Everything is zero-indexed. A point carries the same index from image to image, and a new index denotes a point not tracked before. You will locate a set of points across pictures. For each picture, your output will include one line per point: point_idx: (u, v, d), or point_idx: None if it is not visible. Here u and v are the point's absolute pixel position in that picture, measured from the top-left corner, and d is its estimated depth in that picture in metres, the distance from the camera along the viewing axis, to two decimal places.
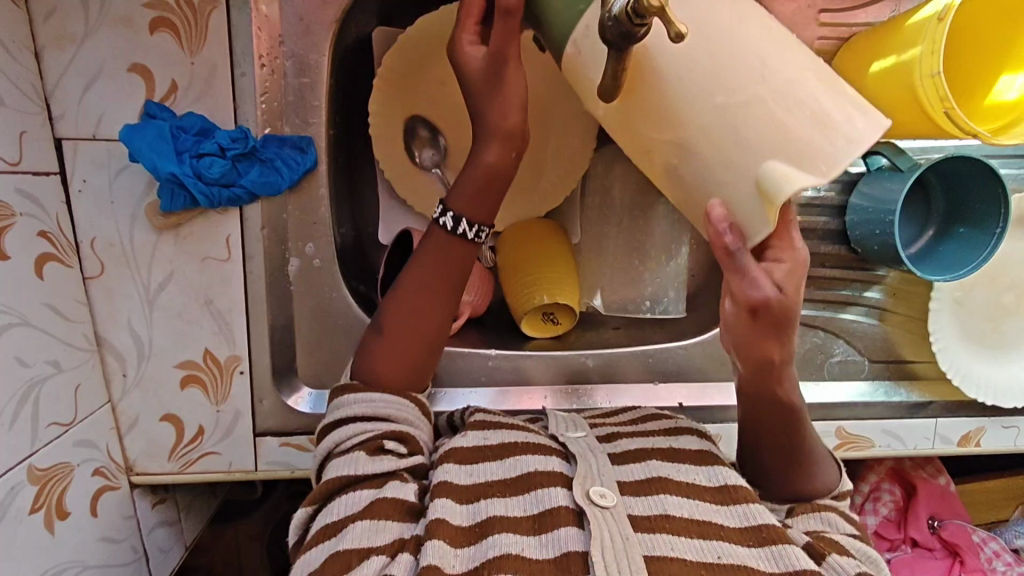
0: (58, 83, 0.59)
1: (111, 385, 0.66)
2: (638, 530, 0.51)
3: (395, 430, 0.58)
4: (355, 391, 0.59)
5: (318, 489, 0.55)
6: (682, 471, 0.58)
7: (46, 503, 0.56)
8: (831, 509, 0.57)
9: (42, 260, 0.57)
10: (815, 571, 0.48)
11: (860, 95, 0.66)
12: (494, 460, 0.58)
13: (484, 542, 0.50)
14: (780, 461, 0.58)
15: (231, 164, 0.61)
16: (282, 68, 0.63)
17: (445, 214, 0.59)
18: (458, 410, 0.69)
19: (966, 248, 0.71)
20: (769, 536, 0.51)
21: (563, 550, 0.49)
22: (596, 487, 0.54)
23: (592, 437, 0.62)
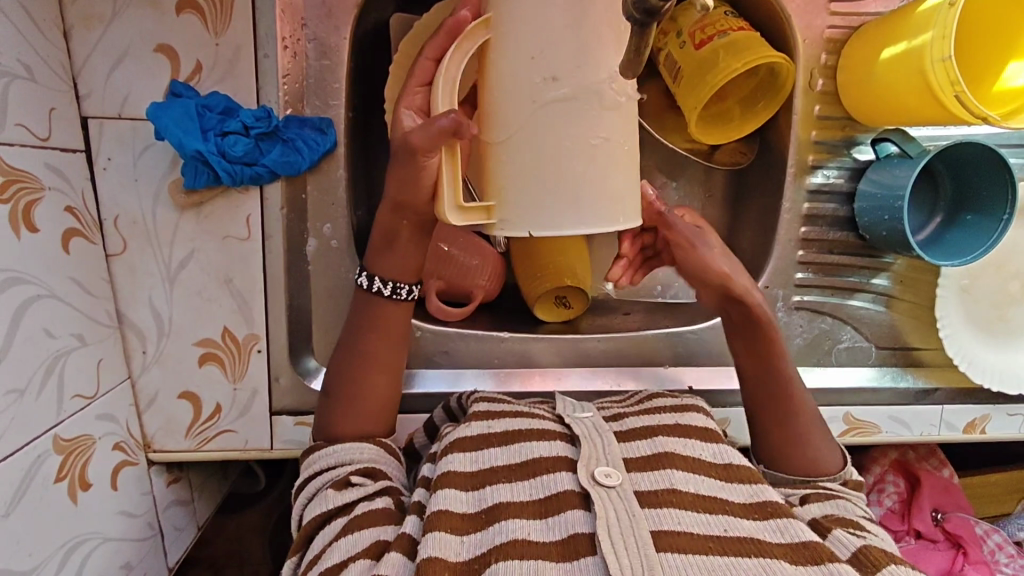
0: (85, 63, 0.60)
1: (130, 362, 0.67)
2: (646, 506, 0.53)
3: (362, 467, 0.59)
4: (322, 446, 0.61)
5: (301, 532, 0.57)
6: (688, 446, 0.59)
7: (70, 473, 0.57)
8: (843, 495, 0.61)
9: (68, 235, 0.58)
10: (817, 542, 0.51)
11: (870, 82, 0.67)
12: (498, 446, 0.59)
13: (491, 529, 0.52)
14: (786, 432, 0.65)
15: (254, 143, 0.62)
16: (304, 50, 0.64)
17: (361, 274, 0.61)
18: (464, 393, 0.69)
19: (974, 234, 0.72)
20: (773, 511, 0.54)
21: (570, 532, 0.52)
22: (601, 468, 0.56)
23: (599, 417, 0.63)
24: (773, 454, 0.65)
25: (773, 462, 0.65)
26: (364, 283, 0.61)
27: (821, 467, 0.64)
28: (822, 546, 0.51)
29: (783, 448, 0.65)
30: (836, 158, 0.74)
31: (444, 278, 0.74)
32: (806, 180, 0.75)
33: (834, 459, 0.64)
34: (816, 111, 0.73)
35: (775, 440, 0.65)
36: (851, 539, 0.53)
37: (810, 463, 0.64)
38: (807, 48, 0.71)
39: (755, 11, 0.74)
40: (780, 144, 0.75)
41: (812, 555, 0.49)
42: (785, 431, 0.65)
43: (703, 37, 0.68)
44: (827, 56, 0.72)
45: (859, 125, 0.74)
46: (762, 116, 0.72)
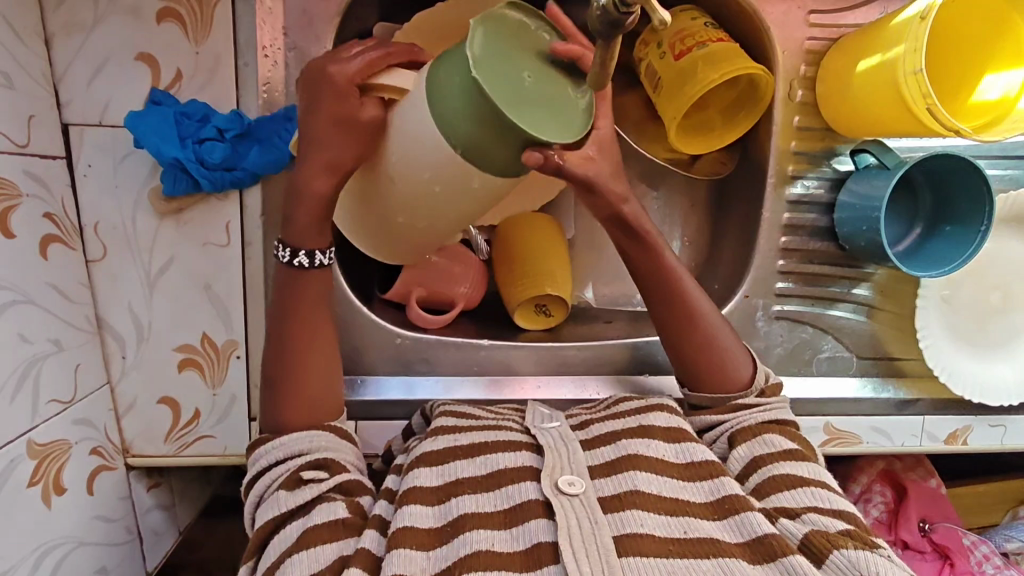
0: (66, 70, 0.61)
1: (110, 367, 0.67)
2: (609, 512, 0.54)
3: (315, 459, 0.59)
4: (266, 442, 0.61)
5: (254, 541, 0.57)
6: (652, 446, 0.60)
7: (44, 478, 0.57)
8: (769, 429, 0.62)
9: (47, 240, 0.59)
10: (776, 535, 0.52)
11: (848, 94, 0.67)
12: (464, 459, 0.60)
13: (456, 541, 0.53)
14: (707, 356, 0.66)
15: (231, 147, 0.63)
16: (284, 59, 0.65)
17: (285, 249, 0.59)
18: (434, 402, 0.70)
19: (953, 245, 0.72)
20: (732, 507, 0.55)
21: (533, 541, 0.53)
22: (565, 476, 0.57)
23: (565, 426, 0.64)
24: (694, 371, 0.67)
25: (691, 382, 0.68)
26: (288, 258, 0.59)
27: (734, 375, 0.66)
28: (780, 540, 0.52)
29: (702, 367, 0.67)
30: (816, 169, 0.75)
31: (425, 286, 0.75)
32: (785, 190, 0.75)
33: (746, 374, 0.67)
34: (796, 121, 0.73)
35: (696, 361, 0.67)
36: (796, 526, 0.54)
37: (725, 363, 0.66)
38: (786, 59, 0.72)
39: (735, 22, 0.74)
40: (760, 153, 0.76)
41: (772, 546, 0.51)
42: (688, 330, 0.66)
43: (682, 48, 0.68)
44: (806, 67, 0.72)
45: (839, 136, 0.74)
46: (742, 126, 0.73)
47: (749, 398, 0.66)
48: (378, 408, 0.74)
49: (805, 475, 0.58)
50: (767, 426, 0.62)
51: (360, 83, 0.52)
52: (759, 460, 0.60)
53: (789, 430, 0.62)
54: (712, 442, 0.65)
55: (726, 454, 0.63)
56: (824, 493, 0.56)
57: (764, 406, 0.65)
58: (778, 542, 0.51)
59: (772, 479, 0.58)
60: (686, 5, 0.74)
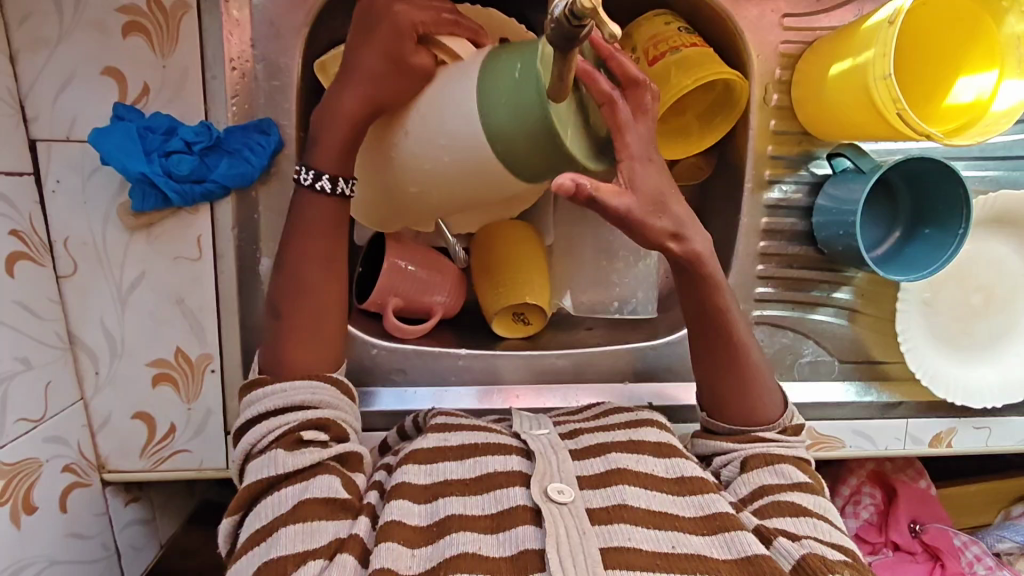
0: (32, 86, 0.61)
1: (83, 383, 0.67)
2: (596, 523, 0.54)
3: (316, 417, 0.59)
4: (266, 385, 0.59)
5: (241, 496, 0.56)
6: (641, 461, 0.60)
7: (12, 497, 0.57)
8: (780, 459, 0.62)
9: (13, 258, 0.58)
10: (765, 555, 0.52)
11: (821, 99, 0.67)
12: (454, 460, 0.60)
13: (442, 542, 0.53)
14: (732, 381, 0.65)
15: (199, 160, 0.62)
16: (253, 71, 0.65)
17: (306, 171, 0.60)
18: (422, 413, 0.70)
19: (933, 248, 0.72)
20: (722, 524, 0.55)
21: (519, 548, 0.53)
22: (554, 484, 0.56)
23: (555, 434, 0.63)
24: (717, 396, 0.66)
25: (713, 410, 0.66)
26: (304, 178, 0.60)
27: (762, 407, 0.65)
28: (769, 560, 0.52)
29: (730, 396, 0.65)
30: (794, 173, 0.74)
31: (402, 296, 0.74)
32: (763, 194, 0.74)
33: (775, 410, 0.66)
34: (772, 125, 0.73)
35: (721, 388, 0.66)
36: (793, 547, 0.54)
37: (754, 396, 0.65)
38: (761, 63, 0.71)
39: (709, 26, 0.74)
40: (737, 157, 0.75)
41: (760, 566, 0.51)
42: (727, 379, 0.65)
43: (656, 53, 0.68)
44: (781, 71, 0.72)
45: (816, 140, 0.74)
46: (719, 131, 0.73)
47: (772, 432, 0.65)
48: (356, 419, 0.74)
49: (808, 506, 0.58)
50: (783, 456, 0.62)
51: (422, 34, 0.55)
52: (765, 488, 0.60)
53: (798, 460, 0.63)
54: (721, 467, 0.64)
55: (733, 475, 0.63)
56: (826, 525, 0.56)
57: (784, 443, 0.64)
58: (767, 561, 0.52)
59: (775, 504, 0.58)
60: (660, 10, 0.74)
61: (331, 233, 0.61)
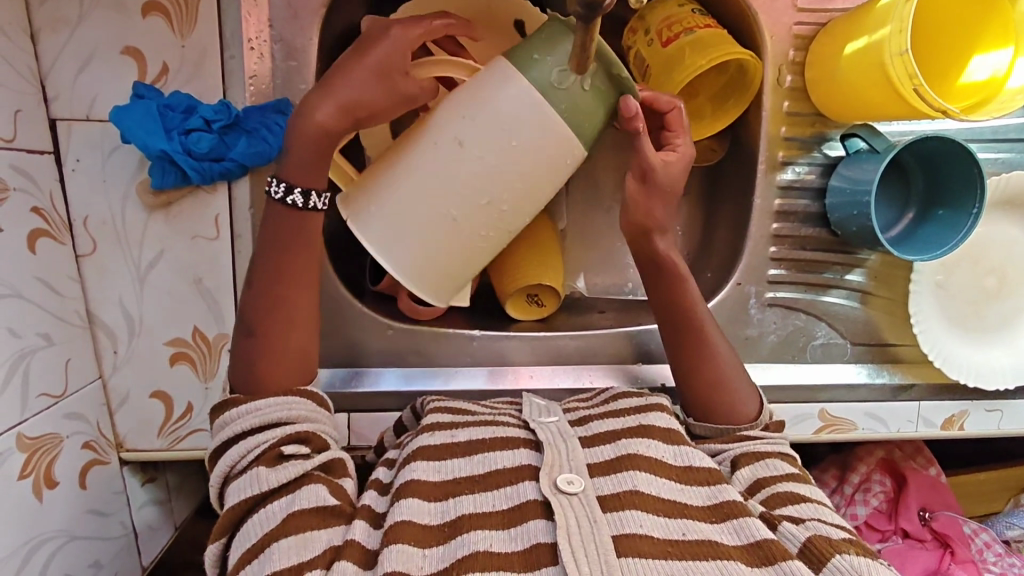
0: (52, 65, 0.61)
1: (102, 362, 0.67)
2: (607, 511, 0.54)
3: (296, 431, 0.58)
4: (239, 404, 0.58)
5: (226, 516, 0.55)
6: (652, 446, 0.60)
7: (35, 471, 0.57)
8: (769, 453, 0.63)
9: (35, 235, 0.59)
10: (773, 539, 0.52)
11: (836, 78, 0.67)
12: (463, 457, 0.60)
13: (454, 542, 0.53)
14: (707, 375, 0.68)
15: (218, 137, 0.63)
16: (270, 52, 0.65)
17: (278, 186, 0.57)
18: (422, 399, 0.70)
19: (946, 229, 0.72)
20: (729, 512, 0.55)
21: (532, 542, 0.52)
22: (565, 475, 0.57)
23: (564, 422, 0.64)
24: (692, 396, 0.68)
25: (693, 410, 0.68)
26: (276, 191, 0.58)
27: (736, 406, 0.67)
28: (777, 543, 0.52)
29: (705, 394, 0.67)
30: (807, 155, 0.74)
31: None
32: (777, 176, 0.74)
33: (751, 408, 0.67)
34: (786, 107, 0.73)
35: (694, 388, 0.68)
36: (797, 530, 0.54)
37: (727, 394, 0.67)
38: (775, 44, 0.71)
39: (723, 8, 0.74)
40: (751, 139, 0.75)
41: (770, 548, 0.51)
42: (702, 371, 0.68)
43: (670, 35, 0.68)
44: (795, 53, 0.72)
45: (830, 121, 0.74)
46: (733, 113, 0.73)
47: (756, 430, 0.66)
48: (372, 400, 0.74)
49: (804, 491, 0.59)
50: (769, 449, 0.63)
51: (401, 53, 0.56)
52: (762, 480, 0.60)
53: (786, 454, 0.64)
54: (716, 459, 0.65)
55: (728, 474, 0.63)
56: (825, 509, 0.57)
57: (772, 438, 0.65)
58: (776, 546, 0.51)
59: (774, 496, 0.58)
60: None
61: (307, 246, 0.60)
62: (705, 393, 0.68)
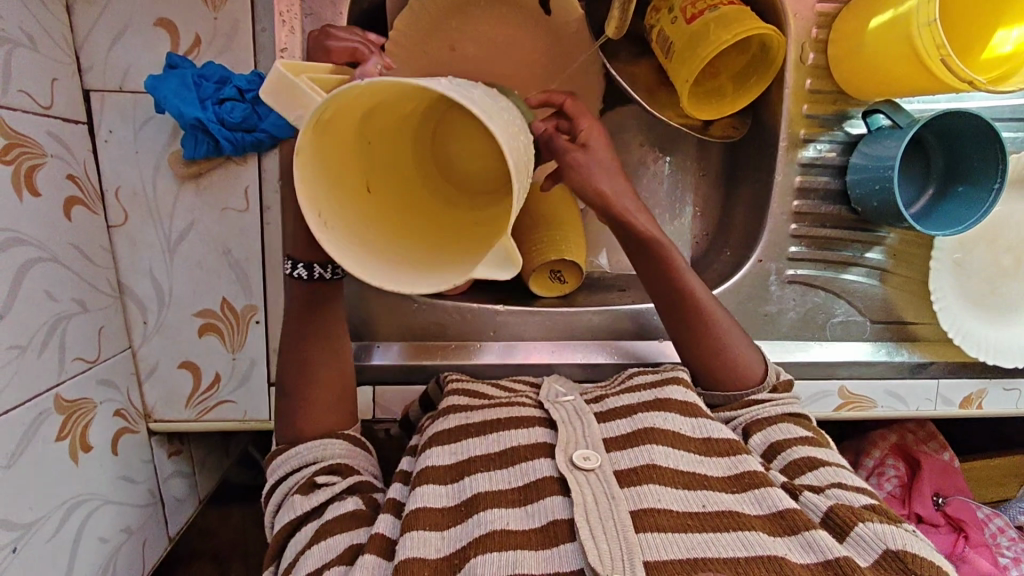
0: (87, 36, 0.62)
1: (131, 332, 0.68)
2: (625, 486, 0.55)
3: (329, 464, 0.61)
4: (283, 452, 0.62)
5: (273, 542, 0.59)
6: (669, 420, 0.61)
7: (71, 433, 0.58)
8: (782, 418, 0.64)
9: (70, 203, 0.60)
10: (795, 509, 0.53)
11: (861, 53, 0.68)
12: (479, 436, 0.61)
13: (470, 521, 0.54)
14: (712, 350, 0.68)
15: (251, 107, 0.63)
16: (300, 26, 0.66)
17: (297, 266, 0.61)
18: (444, 375, 0.71)
19: (967, 205, 0.72)
20: (752, 481, 0.56)
21: (550, 518, 0.53)
22: (580, 451, 0.57)
23: (580, 400, 0.64)
24: (699, 365, 0.69)
25: (701, 381, 0.69)
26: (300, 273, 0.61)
27: (744, 372, 0.67)
28: (800, 513, 0.53)
29: (714, 365, 0.68)
30: (828, 132, 0.75)
31: None
32: (798, 154, 0.75)
33: (757, 371, 0.68)
34: (807, 84, 0.74)
35: (703, 360, 0.68)
36: (820, 500, 0.54)
37: (732, 362, 0.67)
38: (798, 21, 0.72)
39: None
40: (772, 116, 0.76)
41: (792, 521, 0.52)
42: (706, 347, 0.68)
43: (694, 11, 0.69)
44: (818, 30, 0.72)
45: (852, 99, 0.74)
46: (757, 89, 0.73)
47: (764, 392, 0.67)
48: (396, 374, 0.75)
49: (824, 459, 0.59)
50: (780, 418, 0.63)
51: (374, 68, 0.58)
52: (780, 443, 0.61)
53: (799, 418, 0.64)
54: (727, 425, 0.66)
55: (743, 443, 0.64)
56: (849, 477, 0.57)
57: (777, 399, 0.66)
58: (799, 517, 0.52)
59: (794, 465, 0.59)
60: None
61: (330, 307, 0.64)
62: (713, 369, 0.68)
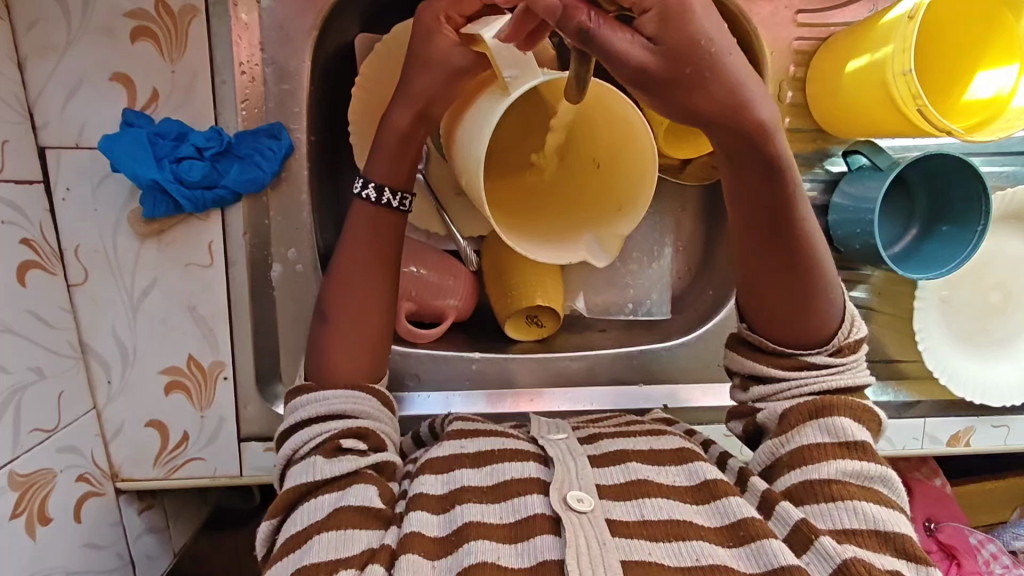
0: (41, 93, 0.60)
1: (95, 392, 0.66)
2: (616, 535, 0.52)
3: (356, 426, 0.59)
4: (305, 394, 0.60)
5: (282, 498, 0.56)
6: (662, 473, 0.58)
7: (27, 508, 0.56)
8: (835, 411, 0.55)
9: (25, 268, 0.58)
10: (797, 565, 0.49)
11: (839, 95, 0.66)
12: (471, 467, 0.58)
13: (460, 551, 0.51)
14: (791, 309, 0.57)
15: (210, 165, 0.62)
16: (262, 75, 0.64)
17: (366, 184, 0.62)
18: (435, 419, 0.69)
19: (949, 246, 0.71)
20: (747, 534, 0.51)
21: (539, 558, 0.50)
22: (574, 492, 0.54)
23: (573, 438, 0.61)
24: (756, 303, 0.59)
25: (757, 321, 0.60)
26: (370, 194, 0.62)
27: (816, 332, 0.58)
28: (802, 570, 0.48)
29: (774, 310, 0.58)
30: (809, 171, 0.73)
31: (416, 300, 0.74)
32: None
33: (833, 325, 0.58)
34: (787, 123, 0.72)
35: (765, 304, 0.58)
36: (836, 548, 0.49)
37: (814, 315, 0.57)
38: (775, 60, 0.70)
39: None
40: None
41: None
42: (788, 300, 0.57)
43: None
44: (795, 67, 0.71)
45: (831, 137, 0.73)
46: None
47: (823, 355, 0.58)
48: None
49: (855, 484, 0.53)
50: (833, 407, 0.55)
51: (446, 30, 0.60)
52: (806, 452, 0.55)
53: (851, 405, 0.56)
54: (759, 411, 0.59)
55: (772, 430, 0.58)
56: (868, 508, 0.51)
57: (836, 367, 0.58)
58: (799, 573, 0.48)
59: (821, 484, 0.53)
60: None
61: (364, 250, 0.63)
62: (773, 327, 0.59)
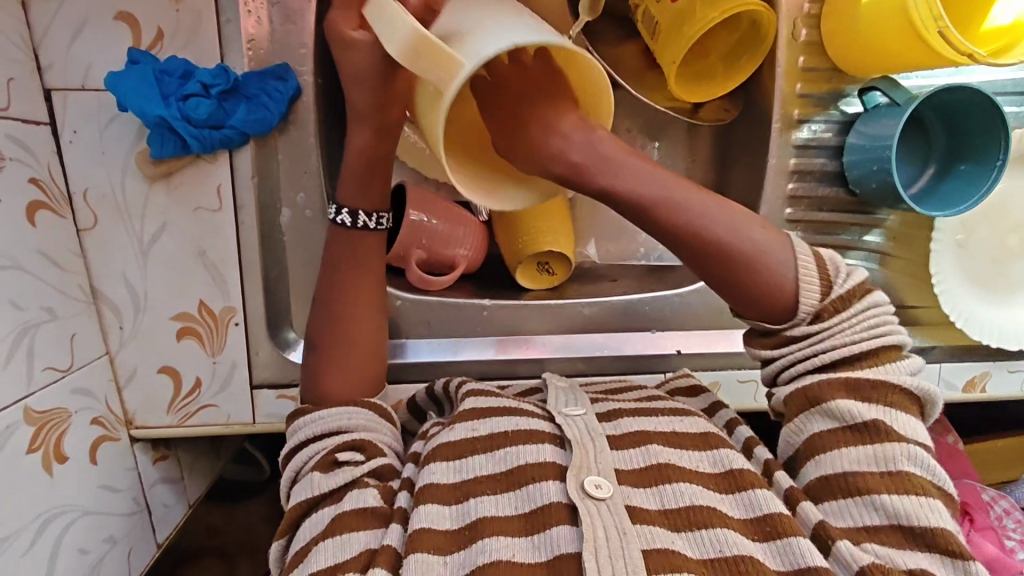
0: (45, 33, 0.59)
1: (108, 338, 0.66)
2: (637, 522, 0.51)
3: (349, 439, 0.59)
4: (304, 415, 0.61)
5: (288, 516, 0.57)
6: (684, 456, 0.57)
7: (44, 445, 0.57)
8: (832, 396, 0.54)
9: (33, 207, 0.58)
10: (821, 566, 0.48)
11: (856, 29, 0.65)
12: (485, 453, 0.57)
13: (474, 546, 0.50)
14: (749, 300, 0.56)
15: (216, 103, 0.61)
16: (267, 15, 0.63)
17: (341, 212, 0.63)
18: (449, 381, 0.68)
19: (970, 182, 0.70)
20: (774, 528, 0.51)
21: (556, 552, 0.49)
22: (592, 477, 0.53)
23: (592, 416, 0.60)
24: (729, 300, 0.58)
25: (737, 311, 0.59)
26: (344, 220, 0.62)
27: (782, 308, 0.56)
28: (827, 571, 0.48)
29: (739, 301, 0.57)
30: (824, 112, 0.72)
31: (425, 248, 0.72)
32: (792, 135, 0.72)
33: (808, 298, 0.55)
34: (801, 63, 0.70)
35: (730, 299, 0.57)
36: (854, 552, 0.48)
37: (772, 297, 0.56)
38: None
39: None
40: (766, 97, 0.72)
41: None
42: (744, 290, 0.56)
43: None
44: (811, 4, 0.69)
45: (849, 76, 0.71)
46: (744, 70, 0.69)
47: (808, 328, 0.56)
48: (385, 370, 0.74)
49: (876, 475, 0.52)
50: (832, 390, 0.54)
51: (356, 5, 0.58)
52: (815, 442, 0.55)
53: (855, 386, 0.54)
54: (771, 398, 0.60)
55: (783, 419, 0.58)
56: (890, 503, 0.50)
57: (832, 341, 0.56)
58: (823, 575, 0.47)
59: (837, 480, 0.53)
60: None
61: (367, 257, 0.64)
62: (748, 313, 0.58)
